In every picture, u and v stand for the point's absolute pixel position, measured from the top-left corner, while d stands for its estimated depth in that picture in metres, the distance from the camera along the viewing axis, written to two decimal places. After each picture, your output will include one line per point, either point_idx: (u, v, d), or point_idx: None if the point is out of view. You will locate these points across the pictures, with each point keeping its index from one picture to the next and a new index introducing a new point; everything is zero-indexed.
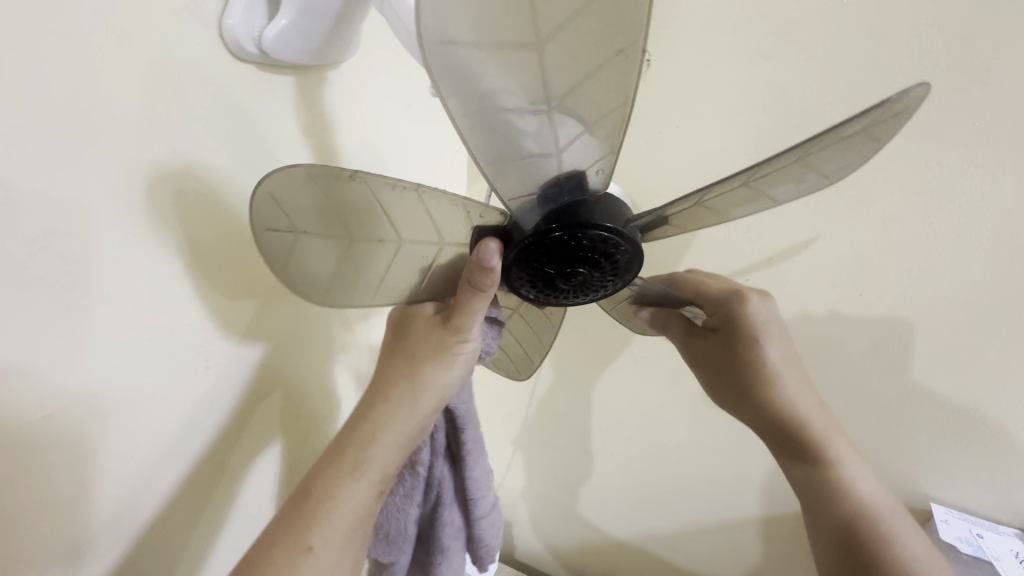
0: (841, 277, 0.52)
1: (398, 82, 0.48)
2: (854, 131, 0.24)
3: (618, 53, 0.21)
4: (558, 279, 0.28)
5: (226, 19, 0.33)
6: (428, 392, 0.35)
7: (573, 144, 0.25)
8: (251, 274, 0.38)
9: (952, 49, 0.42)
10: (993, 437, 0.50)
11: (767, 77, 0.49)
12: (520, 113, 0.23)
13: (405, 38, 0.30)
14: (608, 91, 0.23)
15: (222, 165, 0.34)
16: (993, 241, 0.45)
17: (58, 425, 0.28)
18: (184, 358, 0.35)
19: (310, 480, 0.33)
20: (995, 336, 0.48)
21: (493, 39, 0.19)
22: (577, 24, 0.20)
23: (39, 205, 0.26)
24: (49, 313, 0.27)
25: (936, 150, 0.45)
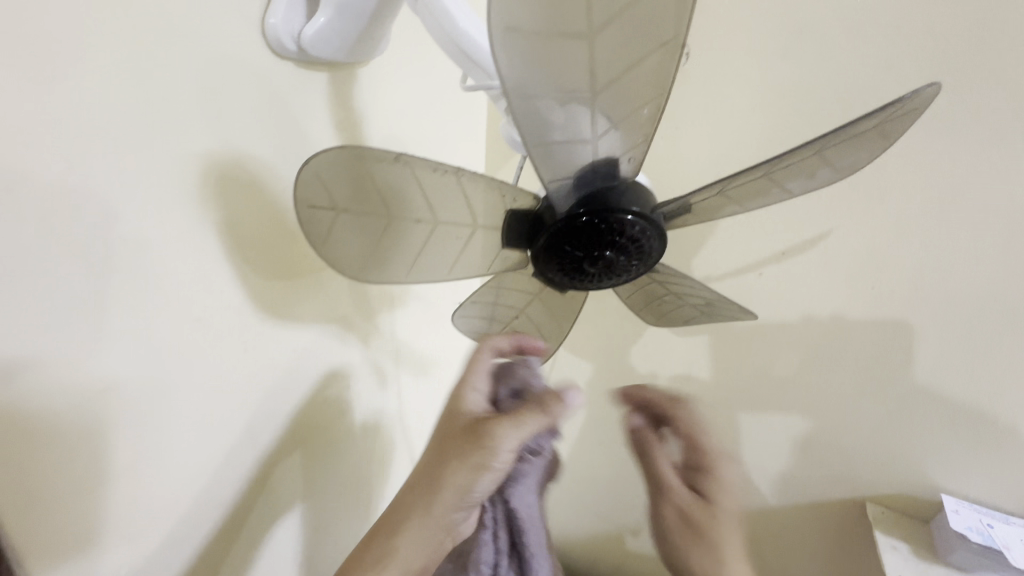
0: (854, 271, 0.53)
1: (423, 79, 0.50)
2: (871, 126, 0.25)
3: (662, 45, 0.22)
4: (585, 263, 0.30)
5: (269, 18, 0.35)
6: (451, 493, 0.34)
7: (609, 132, 0.26)
8: (283, 261, 0.40)
9: (967, 45, 0.43)
10: (1003, 432, 0.51)
11: (783, 74, 0.50)
12: (564, 100, 0.24)
13: (438, 35, 0.31)
14: (647, 82, 0.24)
15: (260, 155, 0.36)
16: (1007, 235, 0.46)
17: (71, 416, 0.28)
18: (223, 341, 0.37)
19: (344, 572, 0.34)
20: (1009, 330, 0.48)
21: (552, 30, 0.21)
22: (628, 17, 0.21)
23: (75, 189, 0.26)
24: (65, 300, 0.27)
25: (950, 144, 0.46)
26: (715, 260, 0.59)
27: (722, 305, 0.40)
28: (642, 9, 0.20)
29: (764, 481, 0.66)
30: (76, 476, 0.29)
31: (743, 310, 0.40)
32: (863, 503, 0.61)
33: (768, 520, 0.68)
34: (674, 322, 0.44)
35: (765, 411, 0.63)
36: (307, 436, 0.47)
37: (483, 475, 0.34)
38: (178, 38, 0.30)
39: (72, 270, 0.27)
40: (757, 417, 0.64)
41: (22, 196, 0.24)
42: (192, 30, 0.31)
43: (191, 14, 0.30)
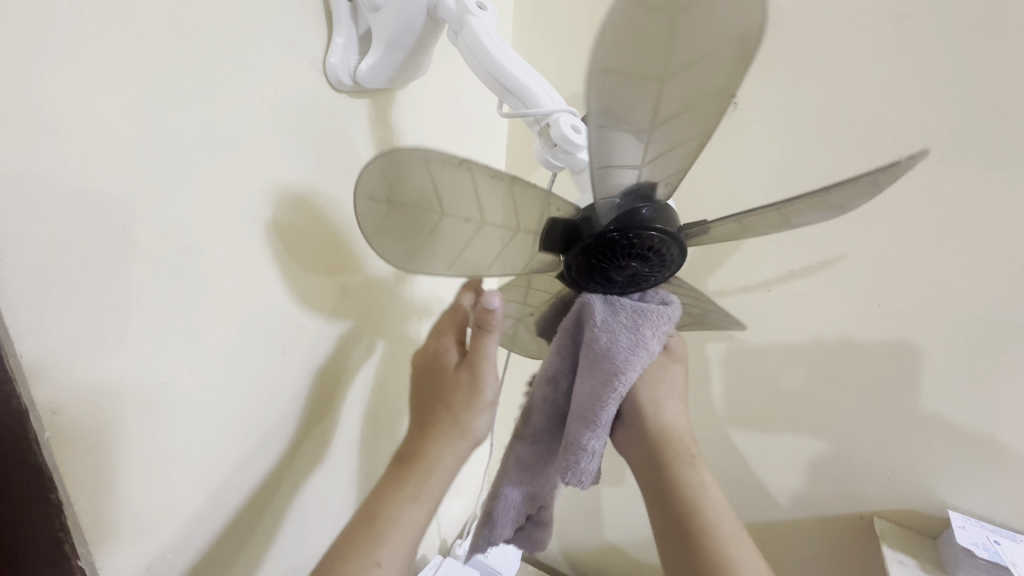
0: (860, 290, 0.54)
1: (449, 100, 0.53)
2: (861, 185, 0.30)
3: (718, 92, 0.29)
4: (611, 271, 0.33)
5: (329, 58, 0.38)
6: (471, 433, 0.41)
7: (660, 155, 0.31)
8: (316, 271, 0.42)
9: (972, 76, 0.45)
10: (1009, 450, 0.52)
11: (792, 98, 0.52)
12: (629, 124, 0.29)
13: (476, 67, 0.34)
14: (695, 126, 0.31)
15: (297, 171, 0.39)
16: (1010, 259, 0.47)
17: (92, 422, 0.29)
18: (267, 348, 0.40)
19: (372, 510, 0.37)
20: (1012, 350, 0.50)
21: (637, 44, 0.26)
22: (697, 65, 0.28)
23: (123, 208, 0.29)
24: (99, 310, 0.29)
25: (952, 171, 0.47)
26: (725, 276, 0.60)
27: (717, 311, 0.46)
28: (707, 65, 0.28)
29: (772, 495, 0.67)
30: (124, 470, 0.32)
31: (730, 316, 0.46)
32: (870, 518, 0.62)
33: (777, 531, 0.69)
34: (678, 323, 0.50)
35: (776, 424, 0.64)
36: (326, 435, 0.49)
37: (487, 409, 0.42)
38: (238, 70, 0.33)
39: (137, 284, 0.30)
40: (765, 429, 0.65)
41: (99, 219, 0.28)
42: (249, 63, 0.33)
43: (252, 48, 0.33)
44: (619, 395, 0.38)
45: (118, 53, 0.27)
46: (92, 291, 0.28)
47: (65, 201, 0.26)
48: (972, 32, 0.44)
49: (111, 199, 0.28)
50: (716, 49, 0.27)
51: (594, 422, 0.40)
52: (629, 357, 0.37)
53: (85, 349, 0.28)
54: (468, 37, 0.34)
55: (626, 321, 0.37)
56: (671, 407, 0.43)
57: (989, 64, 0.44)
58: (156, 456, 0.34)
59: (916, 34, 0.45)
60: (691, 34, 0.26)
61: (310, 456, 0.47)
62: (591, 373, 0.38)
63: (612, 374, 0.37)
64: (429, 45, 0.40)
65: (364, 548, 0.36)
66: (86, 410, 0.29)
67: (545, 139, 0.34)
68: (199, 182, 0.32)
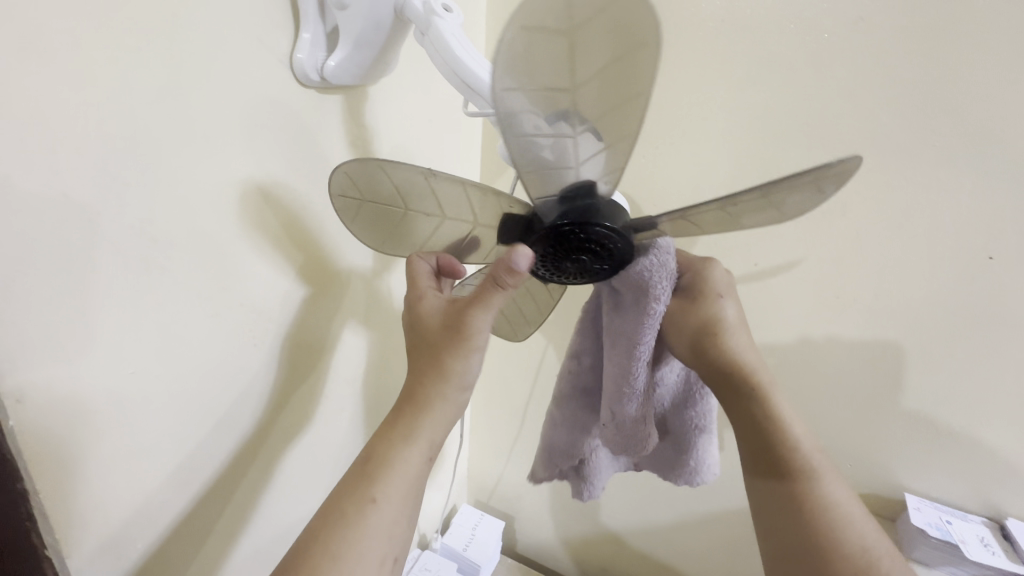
0: (821, 283, 0.57)
1: (422, 99, 0.54)
2: (530, 52, 0.25)
3: (429, 182, 0.32)
4: (563, 260, 0.35)
5: (296, 53, 0.39)
6: (447, 376, 0.40)
7: (469, 214, 0.35)
8: (287, 264, 0.43)
9: (916, 78, 0.47)
10: (960, 434, 0.55)
11: (751, 99, 0.53)
12: (429, 225, 0.37)
13: (443, 66, 0.35)
14: (459, 198, 0.34)
15: (269, 167, 0.39)
16: (955, 252, 0.50)
17: (61, 413, 0.30)
18: (241, 340, 0.40)
19: (370, 453, 0.39)
20: (960, 339, 0.52)
21: (383, 221, 0.36)
22: (408, 195, 0.33)
23: (88, 200, 0.29)
24: (64, 303, 0.29)
25: (901, 167, 0.50)
26: None
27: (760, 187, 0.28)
28: (412, 194, 0.33)
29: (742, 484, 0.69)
30: (93, 462, 0.32)
31: (764, 185, 0.28)
32: None
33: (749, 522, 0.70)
34: (801, 211, 0.33)
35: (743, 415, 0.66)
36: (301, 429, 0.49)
37: (476, 354, 0.40)
38: (205, 65, 0.33)
39: (106, 276, 0.31)
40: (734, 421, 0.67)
41: (65, 213, 0.28)
42: (216, 58, 0.34)
43: (220, 44, 0.34)
44: (642, 362, 0.42)
45: (85, 46, 0.27)
46: (59, 282, 0.28)
47: (31, 192, 0.27)
48: (916, 36, 0.46)
49: (78, 191, 0.28)
50: (375, 178, 0.32)
51: (628, 393, 0.44)
52: (642, 330, 0.40)
53: (53, 340, 0.29)
54: (433, 36, 0.35)
55: (632, 296, 0.40)
56: (735, 338, 0.43)
57: (935, 66, 0.46)
58: (126, 448, 0.34)
59: (868, 39, 0.48)
60: (371, 193, 0.33)
61: (285, 449, 0.48)
62: (614, 347, 0.43)
63: (631, 344, 0.41)
64: (399, 44, 0.41)
65: (360, 492, 0.37)
66: (53, 400, 0.29)
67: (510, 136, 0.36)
68: (168, 177, 0.33)
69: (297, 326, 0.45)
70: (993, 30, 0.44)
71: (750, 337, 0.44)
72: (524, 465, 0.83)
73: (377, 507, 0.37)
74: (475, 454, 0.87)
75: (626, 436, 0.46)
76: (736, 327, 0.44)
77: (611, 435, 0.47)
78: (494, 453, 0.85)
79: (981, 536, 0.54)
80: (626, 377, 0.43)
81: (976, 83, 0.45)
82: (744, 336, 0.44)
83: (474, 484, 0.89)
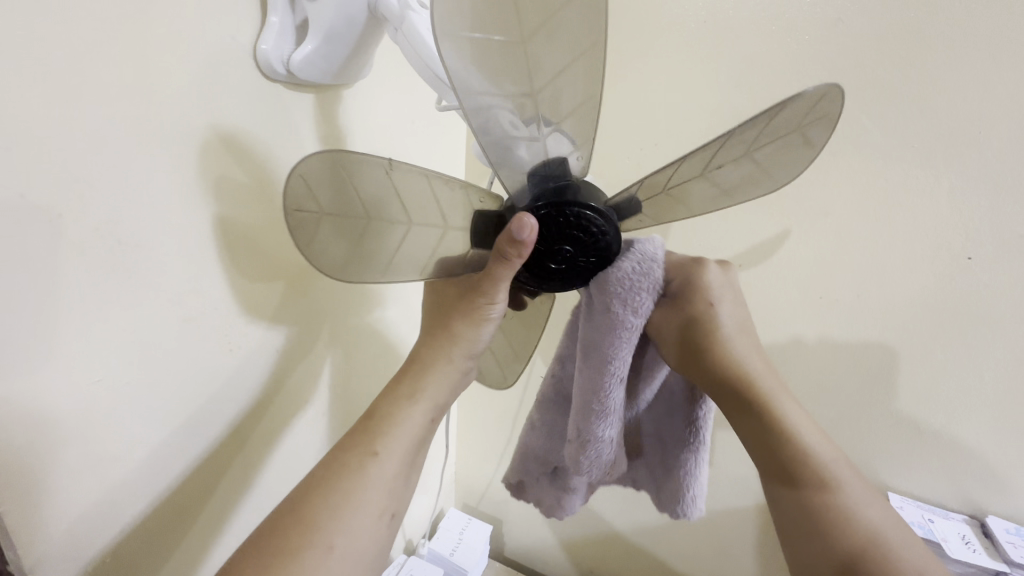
0: (804, 283, 0.57)
1: (399, 98, 0.53)
2: (477, 15, 0.26)
3: (389, 179, 0.30)
4: (546, 258, 0.35)
5: (260, 44, 0.38)
6: (460, 341, 0.42)
7: (438, 215, 0.33)
8: (258, 263, 0.42)
9: (891, 78, 0.48)
10: (941, 432, 0.55)
11: (732, 98, 0.53)
12: (397, 239, 0.33)
13: (417, 62, 0.37)
14: (426, 193, 0.32)
15: (239, 166, 0.38)
16: (933, 251, 0.51)
17: (27, 421, 0.29)
18: (212, 343, 0.40)
19: (317, 479, 0.37)
20: (940, 337, 0.53)
21: (350, 244, 0.32)
22: (371, 198, 0.30)
23: (50, 200, 0.28)
24: (27, 307, 0.28)
25: (879, 167, 0.50)
26: None
27: (742, 129, 0.28)
28: (374, 198, 0.30)
29: (729, 485, 0.69)
30: (58, 470, 0.31)
31: (745, 122, 0.28)
32: None
33: (735, 523, 0.70)
34: (791, 170, 0.33)
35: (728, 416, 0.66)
36: (274, 433, 0.48)
37: (486, 324, 0.41)
38: (171, 61, 0.32)
39: (68, 281, 0.30)
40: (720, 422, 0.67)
41: (26, 212, 0.27)
42: (182, 53, 0.33)
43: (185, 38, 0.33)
44: (618, 378, 0.40)
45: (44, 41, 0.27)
46: (23, 285, 0.28)
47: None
48: (889, 37, 0.47)
49: (39, 193, 0.28)
50: (332, 178, 0.29)
51: (600, 410, 0.41)
52: (617, 344, 0.39)
53: (19, 347, 0.28)
54: (408, 30, 0.36)
55: (608, 309, 0.38)
56: (737, 342, 0.41)
57: (909, 66, 0.47)
58: (92, 455, 0.33)
59: (845, 40, 0.48)
60: (328, 204, 0.30)
61: (260, 454, 0.47)
62: (586, 359, 0.41)
63: (604, 359, 0.40)
64: (371, 39, 0.41)
65: (302, 543, 0.34)
66: (13, 411, 0.28)
67: None
68: (136, 176, 0.32)
69: (267, 327, 0.44)
70: (963, 32, 0.45)
71: (754, 345, 0.42)
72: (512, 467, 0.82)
73: (333, 554, 0.34)
74: (461, 457, 0.86)
75: (593, 457, 0.43)
76: (728, 329, 0.41)
77: (574, 456, 0.44)
78: (482, 456, 0.84)
79: (962, 533, 0.54)
80: (600, 390, 0.41)
81: (949, 82, 0.46)
82: (740, 337, 0.41)
83: (460, 487, 0.89)
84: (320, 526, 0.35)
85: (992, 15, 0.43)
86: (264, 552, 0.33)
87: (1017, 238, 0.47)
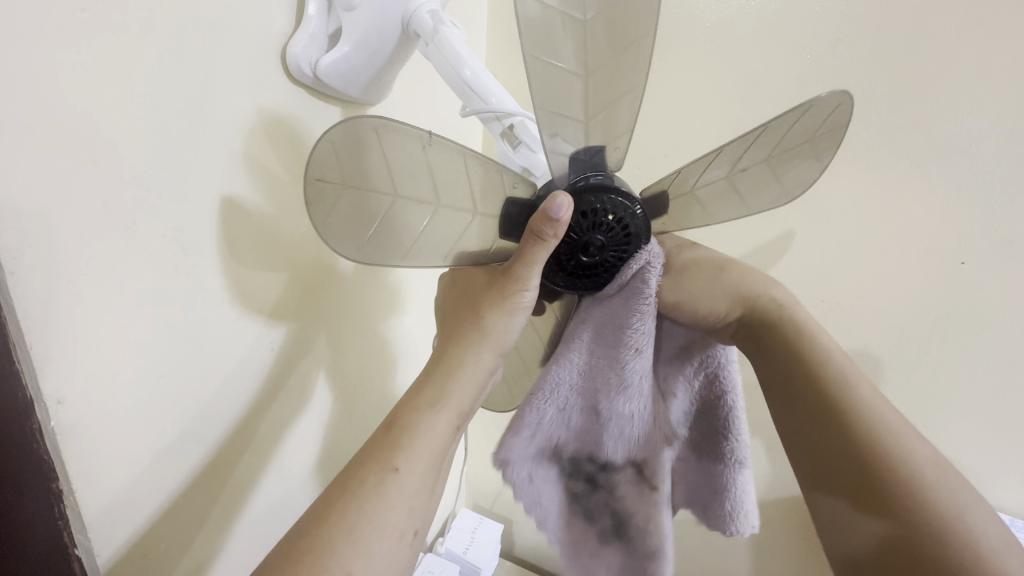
0: (807, 285, 0.59)
1: (420, 110, 0.56)
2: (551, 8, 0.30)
3: (424, 151, 0.32)
4: (581, 252, 0.36)
5: (290, 47, 0.40)
6: (492, 332, 0.40)
7: (469, 201, 0.35)
8: (281, 263, 0.44)
9: (883, 93, 0.51)
10: (941, 428, 0.58)
11: (735, 109, 0.56)
12: (421, 219, 0.34)
13: (447, 69, 0.40)
14: (458, 174, 0.34)
15: (265, 164, 0.40)
16: (929, 254, 0.53)
17: (88, 406, 0.31)
18: (239, 336, 0.41)
19: (346, 479, 0.36)
20: (937, 335, 0.55)
21: (379, 222, 0.33)
22: (402, 172, 0.32)
23: (105, 196, 0.30)
24: (89, 300, 0.30)
25: (875, 175, 0.53)
26: None
27: (774, 124, 0.32)
28: (406, 172, 0.32)
29: None
30: (106, 451, 0.33)
31: (777, 118, 0.32)
32: None
33: None
34: (806, 181, 0.37)
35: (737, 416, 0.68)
36: (295, 428, 0.50)
37: (519, 314, 0.39)
38: (208, 65, 0.35)
39: (129, 280, 0.32)
40: None
41: (88, 206, 0.30)
42: (218, 58, 0.35)
43: (220, 44, 0.35)
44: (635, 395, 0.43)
45: (104, 50, 0.29)
46: (89, 279, 0.30)
47: (67, 202, 0.29)
48: (881, 54, 0.50)
49: (94, 188, 0.30)
50: (364, 147, 0.30)
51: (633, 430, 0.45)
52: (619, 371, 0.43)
53: (87, 338, 0.31)
54: (440, 42, 0.39)
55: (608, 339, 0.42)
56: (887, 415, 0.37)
57: (900, 80, 0.50)
58: (138, 439, 0.35)
59: (842, 57, 0.51)
60: (359, 181, 0.31)
61: (281, 447, 0.49)
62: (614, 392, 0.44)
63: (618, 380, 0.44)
64: (399, 54, 0.43)
65: (319, 560, 0.32)
66: (89, 404, 0.32)
67: (509, 138, 0.40)
68: (180, 174, 0.34)
69: (288, 326, 0.46)
70: (949, 49, 0.48)
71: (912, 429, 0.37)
72: None
73: None
74: (473, 459, 0.88)
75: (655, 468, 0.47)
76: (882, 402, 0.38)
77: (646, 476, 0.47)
78: None
79: None
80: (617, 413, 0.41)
81: (937, 95, 0.49)
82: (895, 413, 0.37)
83: (472, 488, 0.91)
84: (335, 550, 0.33)
85: (979, 37, 0.47)
86: (292, 555, 0.32)
87: (1009, 243, 0.50)
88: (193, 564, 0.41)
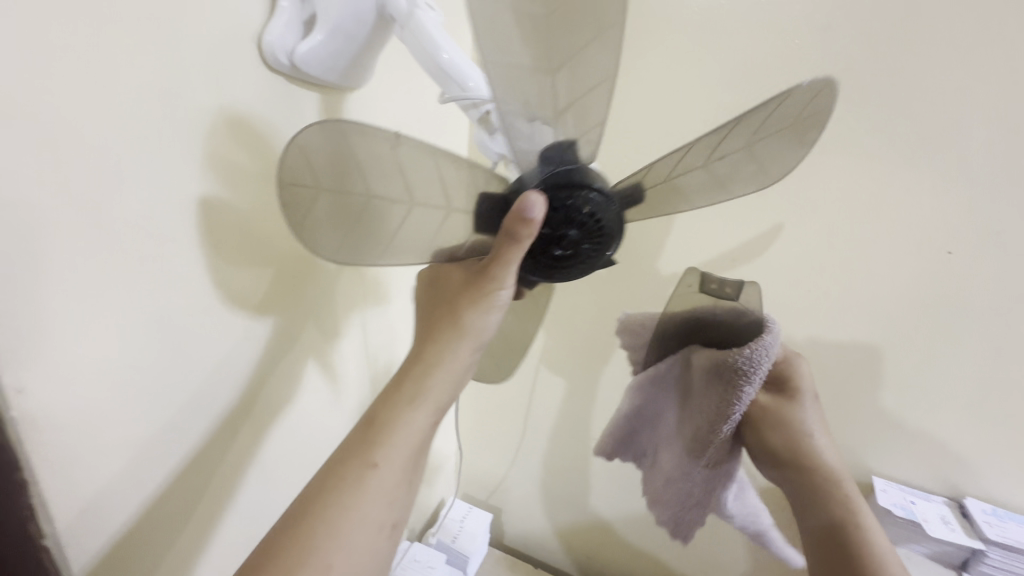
0: (792, 275, 0.59)
1: (401, 97, 0.55)
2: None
3: (395, 154, 0.31)
4: (553, 247, 0.35)
5: (265, 34, 0.38)
6: (471, 329, 0.39)
7: (442, 199, 0.34)
8: (259, 254, 0.43)
9: (874, 81, 0.50)
10: (924, 419, 0.58)
11: (724, 98, 0.56)
12: (396, 220, 0.33)
13: (422, 54, 0.39)
14: (431, 174, 0.32)
15: (239, 154, 0.39)
16: (916, 245, 0.53)
17: (54, 397, 0.31)
18: (215, 328, 0.41)
19: (327, 475, 0.36)
20: (922, 326, 0.55)
21: (352, 225, 0.33)
22: (372, 176, 0.31)
23: (68, 186, 0.29)
24: (52, 290, 0.30)
25: (864, 166, 0.53)
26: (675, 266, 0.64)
27: (749, 117, 0.31)
28: (376, 176, 0.31)
29: None
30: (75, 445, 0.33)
31: (758, 107, 0.30)
32: None
33: None
34: (786, 166, 0.35)
35: None
36: (275, 419, 0.50)
37: (495, 311, 0.39)
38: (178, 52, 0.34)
39: (98, 272, 0.32)
40: None
41: (48, 190, 0.29)
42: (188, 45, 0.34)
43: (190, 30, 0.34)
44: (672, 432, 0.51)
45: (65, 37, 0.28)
46: (51, 267, 0.29)
47: (29, 193, 0.28)
48: (874, 42, 0.49)
49: (57, 179, 0.29)
50: (331, 153, 0.29)
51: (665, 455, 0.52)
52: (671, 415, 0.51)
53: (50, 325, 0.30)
54: (414, 26, 0.38)
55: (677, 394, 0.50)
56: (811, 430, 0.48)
57: (892, 68, 0.49)
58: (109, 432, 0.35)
59: (833, 45, 0.50)
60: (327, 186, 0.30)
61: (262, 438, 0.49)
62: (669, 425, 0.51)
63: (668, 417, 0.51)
64: (377, 39, 0.42)
65: (299, 558, 0.33)
66: (56, 393, 0.31)
67: (485, 124, 0.40)
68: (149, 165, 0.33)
69: (266, 317, 0.46)
70: (943, 36, 0.47)
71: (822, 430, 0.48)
72: (511, 455, 0.84)
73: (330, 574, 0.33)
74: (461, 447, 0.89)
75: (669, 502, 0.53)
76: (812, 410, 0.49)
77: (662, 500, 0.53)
78: (484, 445, 0.87)
79: (942, 515, 0.57)
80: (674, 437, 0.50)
81: (930, 85, 0.48)
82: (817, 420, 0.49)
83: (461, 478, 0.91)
84: (313, 547, 0.33)
85: (974, 25, 0.46)
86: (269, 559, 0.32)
87: (997, 235, 0.50)
88: (169, 555, 0.41)
